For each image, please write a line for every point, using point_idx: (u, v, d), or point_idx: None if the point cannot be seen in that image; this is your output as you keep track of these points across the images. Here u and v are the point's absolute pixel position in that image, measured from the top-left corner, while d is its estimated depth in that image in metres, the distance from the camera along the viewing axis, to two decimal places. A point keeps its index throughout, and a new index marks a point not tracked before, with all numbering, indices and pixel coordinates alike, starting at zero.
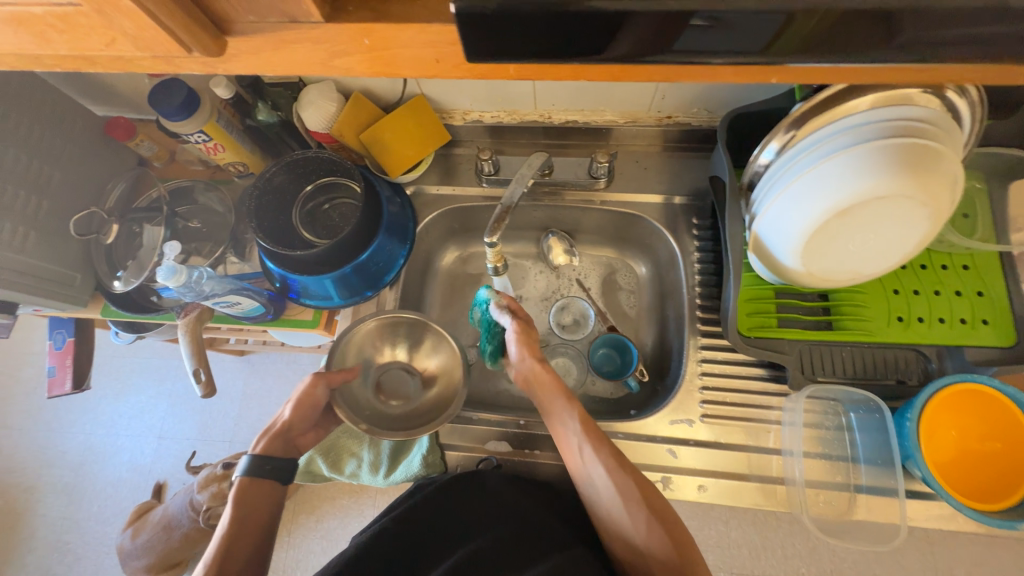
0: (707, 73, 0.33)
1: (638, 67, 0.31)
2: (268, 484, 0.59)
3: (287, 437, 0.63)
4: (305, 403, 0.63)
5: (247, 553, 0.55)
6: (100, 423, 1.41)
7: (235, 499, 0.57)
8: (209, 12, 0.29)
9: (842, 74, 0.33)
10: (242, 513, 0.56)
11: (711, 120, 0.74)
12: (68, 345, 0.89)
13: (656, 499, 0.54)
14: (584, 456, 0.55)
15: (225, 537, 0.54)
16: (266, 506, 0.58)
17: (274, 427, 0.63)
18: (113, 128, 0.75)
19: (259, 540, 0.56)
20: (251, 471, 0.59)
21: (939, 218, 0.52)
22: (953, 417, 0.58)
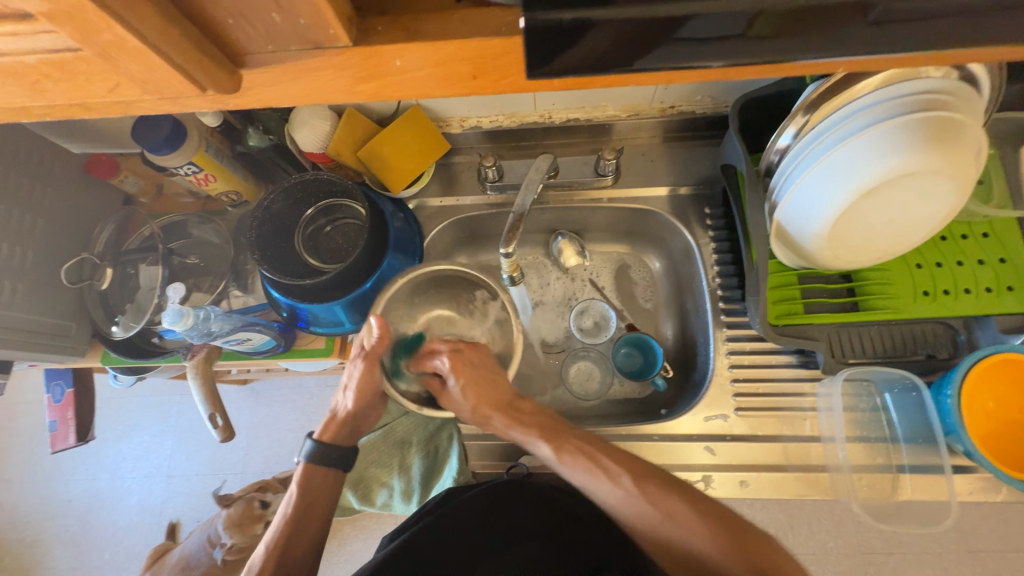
0: (715, 74, 0.30)
1: (659, 73, 0.29)
2: (328, 470, 0.61)
3: (354, 424, 0.63)
4: (363, 394, 0.60)
5: (311, 533, 0.59)
6: (104, 467, 1.36)
7: (298, 486, 0.60)
8: (222, 44, 0.27)
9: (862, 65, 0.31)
10: (306, 501, 0.59)
11: (716, 106, 0.72)
12: (67, 396, 0.85)
13: (675, 498, 0.52)
14: (591, 487, 0.55)
15: (290, 520, 0.58)
16: (325, 494, 0.61)
17: (337, 416, 0.62)
18: (95, 165, 0.71)
19: (320, 527, 0.60)
20: (315, 457, 0.61)
21: (964, 190, 0.51)
22: (989, 389, 0.57)
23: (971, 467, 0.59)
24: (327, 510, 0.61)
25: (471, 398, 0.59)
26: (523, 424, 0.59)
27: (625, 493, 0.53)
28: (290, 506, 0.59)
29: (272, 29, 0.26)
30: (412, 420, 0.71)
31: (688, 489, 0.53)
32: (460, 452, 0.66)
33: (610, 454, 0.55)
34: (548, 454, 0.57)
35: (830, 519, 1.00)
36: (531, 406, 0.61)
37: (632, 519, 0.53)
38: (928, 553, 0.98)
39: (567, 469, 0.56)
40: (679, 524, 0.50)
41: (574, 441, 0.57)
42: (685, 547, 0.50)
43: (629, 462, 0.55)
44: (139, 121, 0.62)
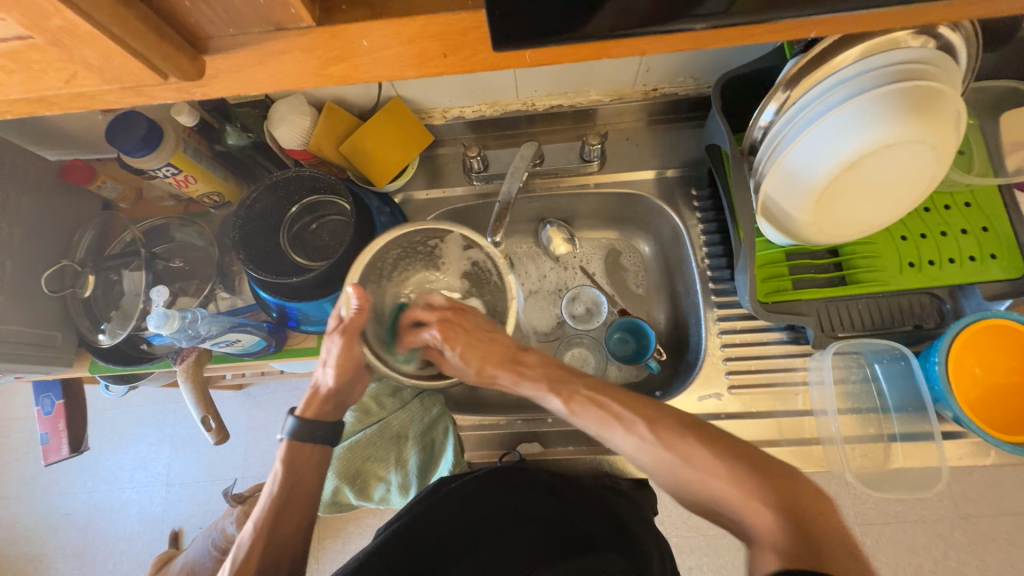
0: (679, 44, 0.30)
1: (627, 43, 0.29)
2: (314, 448, 0.60)
3: (338, 399, 0.63)
4: (344, 367, 0.60)
5: (302, 511, 0.58)
6: (103, 480, 1.35)
7: (283, 464, 0.58)
8: (182, 29, 0.26)
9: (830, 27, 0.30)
10: (292, 478, 0.58)
11: (698, 88, 0.72)
12: (58, 408, 0.84)
13: (692, 441, 0.47)
14: (606, 436, 0.52)
15: (276, 500, 0.56)
16: (313, 472, 0.60)
17: (319, 392, 0.62)
18: (71, 171, 0.70)
19: (307, 507, 0.58)
20: (298, 434, 0.60)
21: (946, 158, 0.51)
22: (976, 355, 0.58)
23: (961, 433, 0.60)
24: (314, 488, 0.60)
25: (475, 354, 0.62)
26: (525, 377, 0.60)
27: (639, 441, 0.50)
28: (276, 484, 0.57)
29: (231, 10, 0.25)
30: (406, 414, 0.70)
31: (707, 430, 0.48)
32: (456, 444, 0.67)
33: (623, 398, 0.53)
34: (557, 407, 0.57)
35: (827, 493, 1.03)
36: (534, 358, 0.62)
37: (652, 465, 0.48)
38: (924, 521, 1.00)
39: (578, 419, 0.55)
40: (697, 467, 0.45)
41: (581, 391, 0.56)
42: (705, 489, 0.45)
43: (641, 407, 0.51)
44: (114, 122, 0.61)
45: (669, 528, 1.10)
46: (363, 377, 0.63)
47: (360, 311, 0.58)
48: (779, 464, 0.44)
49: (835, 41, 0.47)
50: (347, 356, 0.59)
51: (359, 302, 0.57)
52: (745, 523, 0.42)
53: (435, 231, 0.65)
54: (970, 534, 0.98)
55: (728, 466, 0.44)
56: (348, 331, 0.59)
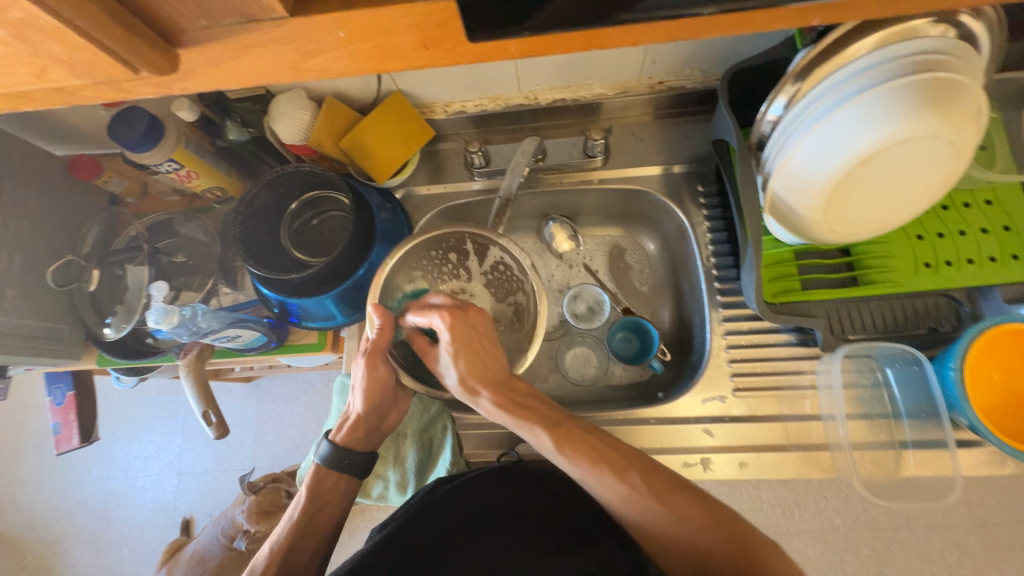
0: (675, 31, 0.28)
1: (616, 30, 0.27)
2: (340, 476, 0.61)
3: (369, 426, 0.62)
4: (370, 391, 0.59)
5: (319, 540, 0.59)
6: (117, 467, 1.39)
7: (308, 490, 0.59)
8: (153, 21, 0.26)
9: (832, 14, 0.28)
10: (314, 507, 0.59)
11: (706, 80, 0.70)
12: (69, 399, 0.86)
13: (684, 496, 0.51)
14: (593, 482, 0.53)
15: (298, 526, 0.58)
16: (336, 500, 0.61)
17: (349, 419, 0.61)
18: (78, 167, 0.70)
19: (325, 535, 0.60)
20: (329, 460, 0.60)
21: (965, 154, 0.49)
22: (994, 360, 0.56)
23: (976, 441, 0.58)
24: (334, 517, 0.61)
25: (467, 361, 0.57)
26: (516, 404, 0.56)
27: (628, 489, 0.52)
28: (297, 510, 0.59)
29: (201, 2, 0.25)
30: (406, 411, 0.71)
31: (686, 488, 0.52)
32: (455, 443, 0.66)
33: (621, 442, 0.55)
34: (551, 446, 0.54)
35: (837, 496, 1.01)
36: (526, 386, 0.59)
37: (656, 519, 0.51)
38: (937, 527, 0.97)
39: (566, 458, 0.53)
40: (689, 522, 0.50)
41: (578, 432, 0.55)
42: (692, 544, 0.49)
43: (626, 455, 0.53)
44: (114, 119, 0.61)
45: None
46: (392, 402, 0.63)
47: (383, 330, 0.57)
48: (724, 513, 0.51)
49: (849, 30, 0.45)
50: (373, 379, 0.59)
51: (381, 322, 0.57)
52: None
53: (452, 235, 0.64)
54: (986, 541, 0.95)
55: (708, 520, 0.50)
56: (374, 350, 0.59)
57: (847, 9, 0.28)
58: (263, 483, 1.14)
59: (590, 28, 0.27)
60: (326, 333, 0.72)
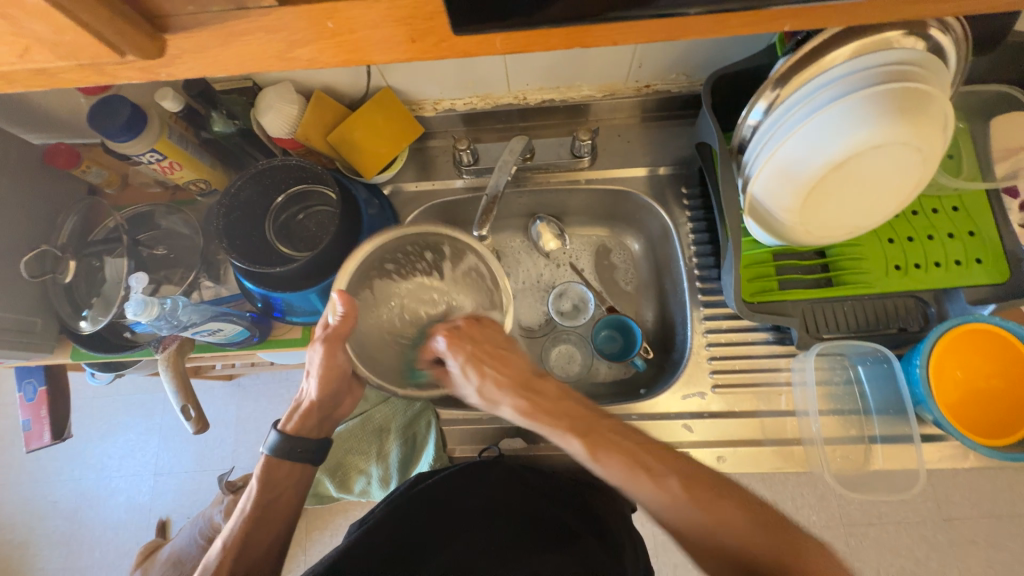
0: (657, 32, 0.29)
1: (599, 29, 0.28)
2: (293, 465, 0.61)
3: (322, 411, 0.62)
4: (327, 378, 0.58)
5: (276, 529, 0.58)
6: (90, 467, 1.35)
7: (258, 482, 0.59)
8: (141, 5, 0.26)
9: (806, 19, 0.30)
10: (265, 498, 0.58)
11: (691, 85, 0.71)
12: (41, 395, 0.84)
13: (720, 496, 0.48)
14: (628, 489, 0.49)
15: (251, 517, 0.57)
16: (290, 490, 0.60)
17: (304, 404, 0.61)
18: (55, 156, 0.69)
19: (281, 524, 0.59)
20: (279, 450, 0.60)
21: (932, 161, 0.51)
22: (957, 359, 0.58)
23: (940, 435, 0.61)
24: (291, 506, 0.60)
25: (488, 372, 0.55)
26: (544, 410, 0.54)
27: (672, 496, 0.48)
28: (248, 503, 0.58)
29: None
30: (390, 407, 0.71)
31: (729, 491, 0.48)
32: (438, 439, 0.67)
33: (655, 447, 0.51)
34: (581, 450, 0.51)
35: (813, 493, 1.03)
36: (554, 388, 0.56)
37: (705, 518, 0.47)
38: (906, 522, 1.00)
39: (601, 466, 0.50)
40: (735, 525, 0.46)
41: (607, 435, 0.52)
42: (738, 546, 0.45)
43: (671, 459, 0.50)
44: (95, 107, 0.60)
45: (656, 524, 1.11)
46: (347, 390, 0.62)
47: (346, 321, 0.54)
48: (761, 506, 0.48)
49: (826, 40, 0.47)
50: (330, 367, 0.57)
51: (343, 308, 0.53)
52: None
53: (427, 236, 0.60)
54: (953, 536, 0.98)
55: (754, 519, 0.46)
56: (332, 339, 0.55)
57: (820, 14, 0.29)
58: (243, 482, 1.12)
59: (574, 26, 0.28)
60: (311, 328, 0.71)
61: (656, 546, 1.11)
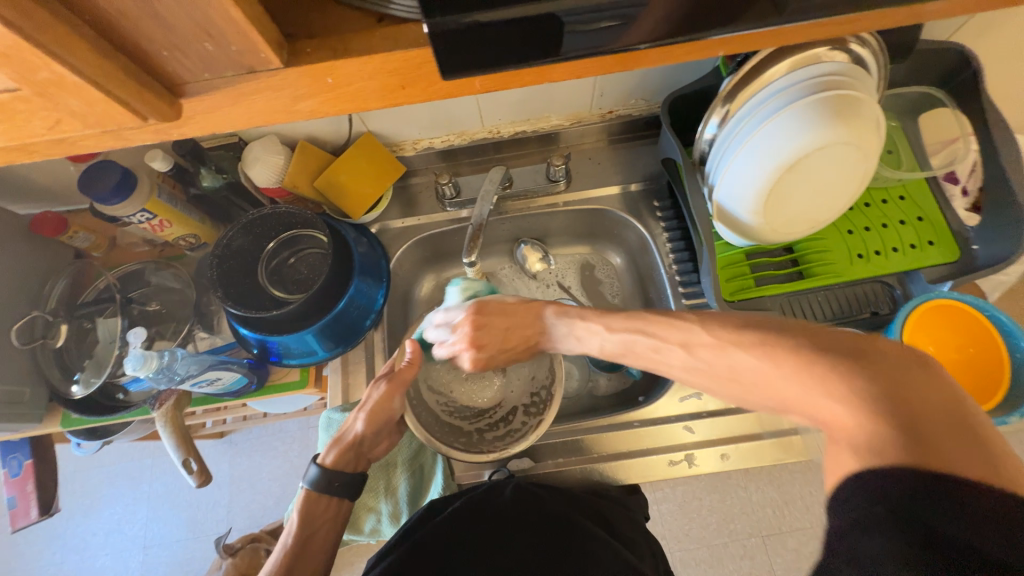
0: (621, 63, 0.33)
1: (566, 63, 0.32)
2: (331, 500, 0.60)
3: (361, 448, 0.62)
4: (377, 415, 0.61)
5: (314, 567, 0.56)
6: (73, 548, 1.27)
7: (300, 517, 0.58)
8: (159, 76, 0.28)
9: (749, 42, 0.34)
10: (305, 531, 0.57)
11: (650, 108, 0.77)
12: (26, 469, 0.81)
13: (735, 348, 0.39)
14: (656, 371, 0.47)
15: (289, 555, 0.56)
16: (327, 526, 0.59)
17: (345, 440, 0.61)
18: (42, 224, 0.70)
19: (319, 563, 0.57)
20: (318, 484, 0.59)
21: (872, 156, 0.56)
22: (928, 333, 0.61)
23: None
24: (327, 544, 0.58)
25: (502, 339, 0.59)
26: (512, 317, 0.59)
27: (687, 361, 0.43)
28: (290, 537, 0.57)
29: (206, 58, 0.28)
30: (394, 441, 0.71)
31: (756, 327, 0.39)
32: (446, 467, 0.67)
33: (662, 322, 0.46)
34: (598, 349, 0.52)
35: (820, 490, 1.09)
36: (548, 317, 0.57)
37: (728, 374, 0.40)
38: None
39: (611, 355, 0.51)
40: (750, 376, 0.38)
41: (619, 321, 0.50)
42: (770, 385, 0.36)
43: (672, 331, 0.45)
44: (86, 172, 0.62)
45: (672, 539, 1.10)
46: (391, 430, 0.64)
47: (412, 363, 0.63)
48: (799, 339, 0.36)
49: (761, 60, 0.53)
50: (389, 404, 0.60)
51: (413, 355, 0.63)
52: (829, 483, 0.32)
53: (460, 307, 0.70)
54: None
55: (797, 356, 0.35)
56: (396, 380, 0.62)
57: (756, 38, 0.34)
58: (242, 544, 1.07)
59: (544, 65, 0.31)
60: (308, 370, 0.72)
61: (675, 564, 1.09)
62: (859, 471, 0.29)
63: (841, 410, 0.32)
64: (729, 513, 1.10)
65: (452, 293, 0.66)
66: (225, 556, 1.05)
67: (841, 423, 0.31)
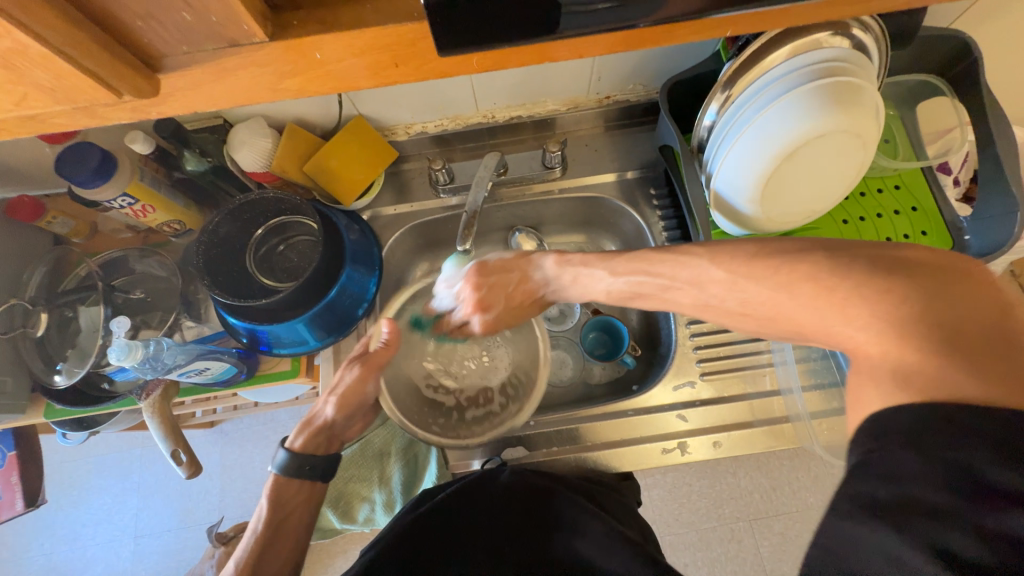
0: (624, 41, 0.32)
1: (567, 41, 0.30)
2: (302, 483, 0.59)
3: (332, 431, 0.62)
4: (348, 400, 0.60)
5: (292, 544, 0.57)
6: (62, 538, 1.26)
7: (269, 501, 0.57)
8: (135, 48, 0.27)
9: (753, 22, 0.33)
10: (276, 518, 0.56)
11: (648, 94, 0.76)
12: (11, 460, 0.79)
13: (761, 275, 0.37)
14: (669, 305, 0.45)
15: (261, 539, 0.55)
16: (299, 509, 0.58)
17: (315, 423, 0.61)
18: (18, 208, 0.67)
19: (296, 543, 0.57)
20: (288, 469, 0.58)
21: (871, 145, 0.56)
22: None
23: None
24: (302, 524, 0.58)
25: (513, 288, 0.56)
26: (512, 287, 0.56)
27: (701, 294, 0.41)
28: (260, 522, 0.56)
29: (184, 28, 0.26)
30: (389, 430, 0.71)
31: (777, 255, 0.37)
32: (440, 456, 0.66)
33: (669, 258, 0.43)
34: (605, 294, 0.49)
35: (807, 475, 1.12)
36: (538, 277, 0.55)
37: (740, 308, 0.39)
38: None
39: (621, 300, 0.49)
40: (773, 297, 0.36)
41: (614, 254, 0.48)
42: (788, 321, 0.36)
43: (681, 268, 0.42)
44: (62, 155, 0.59)
45: (661, 525, 1.12)
46: (362, 411, 0.63)
47: (387, 346, 0.61)
48: (817, 261, 0.34)
49: (762, 44, 0.52)
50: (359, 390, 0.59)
51: (388, 336, 0.61)
52: (851, 418, 0.32)
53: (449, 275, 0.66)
54: None
55: (817, 283, 0.34)
56: (368, 364, 0.60)
57: (762, 19, 0.33)
58: (234, 531, 1.07)
59: (544, 43, 0.30)
60: (300, 359, 0.71)
61: (665, 548, 1.11)
62: (889, 401, 0.30)
63: (865, 338, 0.32)
64: (718, 499, 1.12)
65: (447, 267, 0.62)
66: (218, 545, 1.05)
67: (867, 350, 0.32)
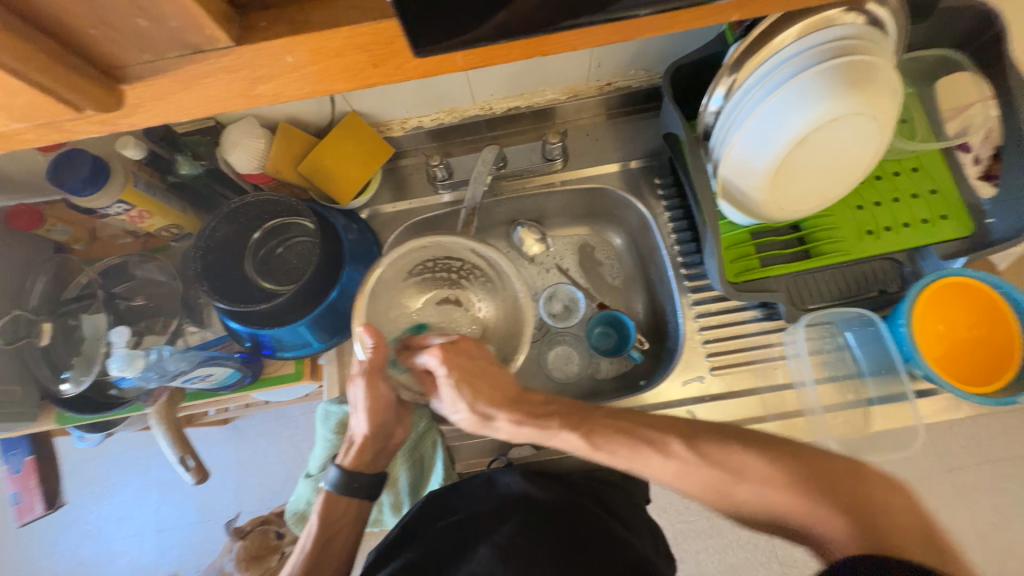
0: (613, 32, 0.30)
1: (554, 33, 0.28)
2: (350, 501, 0.61)
3: (378, 445, 0.61)
4: (374, 411, 0.58)
5: (338, 560, 0.59)
6: (87, 534, 1.30)
7: (319, 517, 0.59)
8: (94, 59, 0.26)
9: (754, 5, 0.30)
10: (326, 534, 0.58)
11: (650, 78, 0.73)
12: (28, 465, 0.81)
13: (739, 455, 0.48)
14: (638, 469, 0.51)
15: (312, 555, 0.58)
16: (348, 525, 0.60)
17: (355, 442, 0.60)
18: (17, 219, 0.67)
19: (344, 558, 0.59)
20: (339, 486, 0.59)
21: (889, 127, 0.52)
22: (938, 313, 0.60)
23: (933, 390, 0.62)
24: (350, 540, 0.60)
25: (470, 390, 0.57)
26: (536, 417, 0.56)
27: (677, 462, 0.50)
28: (310, 538, 0.58)
29: (143, 36, 0.25)
30: None
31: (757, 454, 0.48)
32: (445, 458, 0.66)
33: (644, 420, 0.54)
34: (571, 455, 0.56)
35: None
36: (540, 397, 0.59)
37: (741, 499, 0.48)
38: (913, 478, 1.03)
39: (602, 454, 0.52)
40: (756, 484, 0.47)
41: (602, 420, 0.54)
42: (762, 501, 0.46)
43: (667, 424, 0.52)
44: (57, 163, 0.59)
45: (674, 514, 1.12)
46: (396, 419, 0.61)
47: (378, 348, 0.56)
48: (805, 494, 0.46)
49: (772, 22, 0.49)
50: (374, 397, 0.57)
51: (373, 340, 0.56)
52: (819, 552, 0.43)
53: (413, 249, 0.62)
54: (957, 485, 1.03)
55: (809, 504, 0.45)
56: (371, 370, 0.58)
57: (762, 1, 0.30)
58: (250, 526, 1.10)
59: (530, 36, 0.28)
60: (303, 361, 0.70)
61: (676, 536, 1.11)
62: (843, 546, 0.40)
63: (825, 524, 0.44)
64: None
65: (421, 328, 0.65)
66: (235, 540, 1.07)
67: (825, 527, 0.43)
